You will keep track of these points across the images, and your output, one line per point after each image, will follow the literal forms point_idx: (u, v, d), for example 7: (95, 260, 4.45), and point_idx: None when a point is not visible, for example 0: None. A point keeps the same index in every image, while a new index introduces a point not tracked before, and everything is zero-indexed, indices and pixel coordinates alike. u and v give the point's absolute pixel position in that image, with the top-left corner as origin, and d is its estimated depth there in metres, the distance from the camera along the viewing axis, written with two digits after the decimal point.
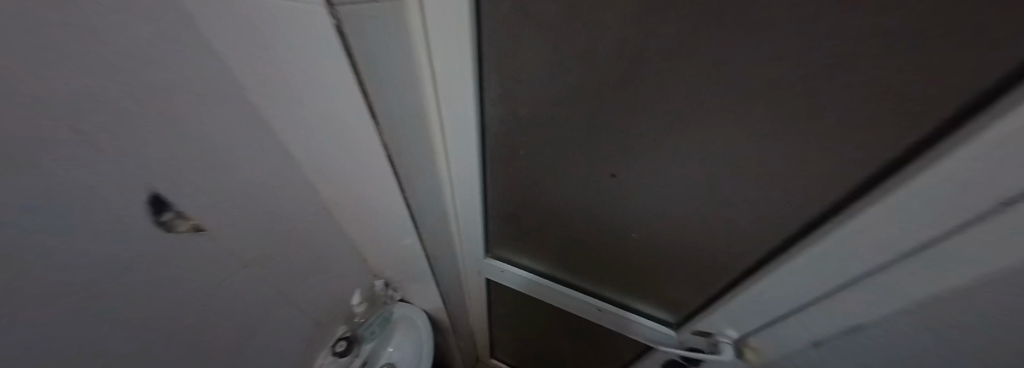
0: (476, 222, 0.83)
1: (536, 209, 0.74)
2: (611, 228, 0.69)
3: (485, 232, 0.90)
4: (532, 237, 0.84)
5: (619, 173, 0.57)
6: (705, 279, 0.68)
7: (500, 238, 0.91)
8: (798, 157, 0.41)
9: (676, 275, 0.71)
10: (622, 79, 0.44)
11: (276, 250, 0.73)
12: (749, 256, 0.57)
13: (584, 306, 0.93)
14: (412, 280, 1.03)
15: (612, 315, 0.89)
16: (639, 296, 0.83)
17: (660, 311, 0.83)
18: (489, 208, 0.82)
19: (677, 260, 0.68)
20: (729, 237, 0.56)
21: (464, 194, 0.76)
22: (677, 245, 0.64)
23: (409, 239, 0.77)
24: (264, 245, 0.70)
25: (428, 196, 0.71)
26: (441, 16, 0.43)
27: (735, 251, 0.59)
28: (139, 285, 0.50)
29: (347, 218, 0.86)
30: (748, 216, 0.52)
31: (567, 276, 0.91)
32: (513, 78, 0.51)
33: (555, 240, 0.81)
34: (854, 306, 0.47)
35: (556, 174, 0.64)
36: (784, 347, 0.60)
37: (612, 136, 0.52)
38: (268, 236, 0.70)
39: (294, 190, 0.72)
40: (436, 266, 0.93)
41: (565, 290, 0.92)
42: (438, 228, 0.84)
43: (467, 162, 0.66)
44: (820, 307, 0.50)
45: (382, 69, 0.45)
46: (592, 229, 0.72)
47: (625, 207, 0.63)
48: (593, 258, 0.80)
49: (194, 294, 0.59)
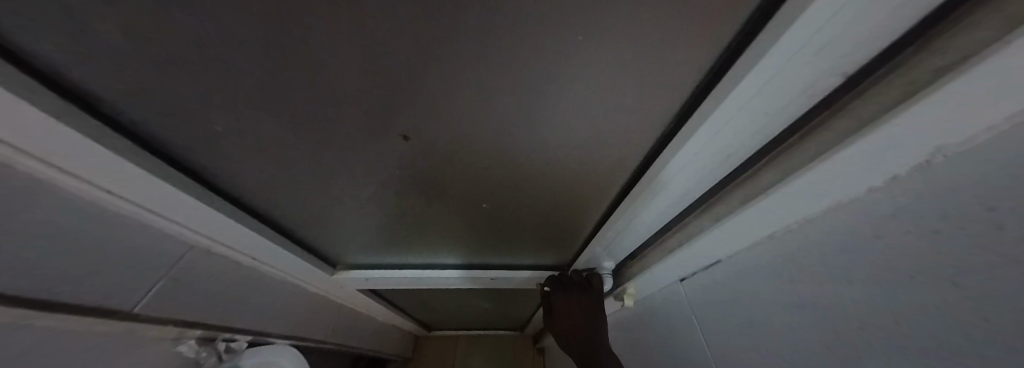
0: (265, 239, 0.56)
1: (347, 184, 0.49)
2: (462, 198, 0.54)
3: (312, 242, 0.65)
4: (378, 235, 0.64)
5: (410, 139, 0.40)
6: (570, 219, 0.62)
7: (341, 246, 0.68)
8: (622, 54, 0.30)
9: (547, 224, 0.64)
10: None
11: None
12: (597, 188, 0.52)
13: (473, 280, 0.82)
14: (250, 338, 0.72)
15: (504, 277, 0.82)
16: (521, 252, 0.76)
17: (546, 259, 0.79)
18: (287, 216, 0.55)
19: (544, 210, 0.59)
20: (571, 174, 0.49)
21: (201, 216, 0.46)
22: (538, 196, 0.55)
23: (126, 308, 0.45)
24: None
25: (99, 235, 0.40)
26: None
27: (589, 183, 0.51)
28: None
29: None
30: (583, 145, 0.43)
31: (441, 260, 0.76)
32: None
33: (407, 230, 0.63)
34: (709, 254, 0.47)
35: (349, 154, 0.43)
36: (655, 286, 0.63)
37: (390, 85, 0.33)
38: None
39: None
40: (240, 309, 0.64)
41: (444, 274, 0.78)
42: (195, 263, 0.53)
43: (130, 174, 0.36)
44: (681, 254, 0.49)
45: None
46: (444, 194, 0.53)
47: (460, 170, 0.47)
48: (459, 235, 0.66)
49: None
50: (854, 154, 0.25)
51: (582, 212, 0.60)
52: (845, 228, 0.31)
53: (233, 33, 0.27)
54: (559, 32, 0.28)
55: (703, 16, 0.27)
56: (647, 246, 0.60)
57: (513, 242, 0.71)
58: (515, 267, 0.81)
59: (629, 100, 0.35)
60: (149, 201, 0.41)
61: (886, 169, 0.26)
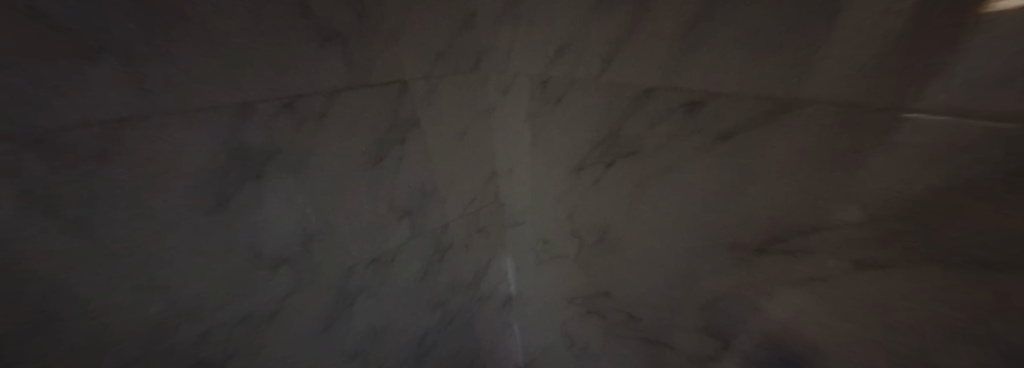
0: (396, 304, 0.79)
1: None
2: (475, 289, 0.98)
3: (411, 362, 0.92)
4: (445, 337, 0.98)
5: (436, 228, 0.76)
6: (484, 244, 0.91)
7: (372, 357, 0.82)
8: (378, 236, 0.67)
9: (486, 237, 0.90)
10: (348, 151, 0.55)
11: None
12: (474, 260, 0.91)
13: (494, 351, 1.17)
14: None
15: (499, 340, 1.18)
16: (478, 344, 1.11)
17: (486, 315, 1.08)
18: (387, 310, 0.78)
19: (471, 252, 0.89)
20: (460, 299, 0.95)
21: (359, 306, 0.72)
22: (466, 296, 0.97)
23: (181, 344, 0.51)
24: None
25: (293, 313, 0.61)
26: (348, 237, 0.62)
27: (486, 273, 0.98)
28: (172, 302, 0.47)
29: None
30: (488, 288, 1.02)
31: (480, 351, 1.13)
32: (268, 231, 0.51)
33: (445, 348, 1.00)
34: (478, 302, 1.02)
35: (414, 266, 0.77)
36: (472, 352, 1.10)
37: (427, 230, 0.74)
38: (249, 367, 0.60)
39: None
40: None
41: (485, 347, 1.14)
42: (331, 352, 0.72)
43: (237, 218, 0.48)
44: (489, 277, 0.99)
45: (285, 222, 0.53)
46: (469, 326, 1.04)
47: (412, 261, 0.76)
48: (474, 317, 1.04)
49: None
50: (437, 292, 0.87)
51: (483, 253, 0.92)
52: (445, 297, 0.90)
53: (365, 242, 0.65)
54: (394, 237, 0.69)
55: (411, 250, 0.74)
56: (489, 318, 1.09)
57: (483, 328, 1.10)
58: (477, 326, 1.07)
59: (397, 253, 0.72)
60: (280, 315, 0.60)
61: (469, 267, 0.91)
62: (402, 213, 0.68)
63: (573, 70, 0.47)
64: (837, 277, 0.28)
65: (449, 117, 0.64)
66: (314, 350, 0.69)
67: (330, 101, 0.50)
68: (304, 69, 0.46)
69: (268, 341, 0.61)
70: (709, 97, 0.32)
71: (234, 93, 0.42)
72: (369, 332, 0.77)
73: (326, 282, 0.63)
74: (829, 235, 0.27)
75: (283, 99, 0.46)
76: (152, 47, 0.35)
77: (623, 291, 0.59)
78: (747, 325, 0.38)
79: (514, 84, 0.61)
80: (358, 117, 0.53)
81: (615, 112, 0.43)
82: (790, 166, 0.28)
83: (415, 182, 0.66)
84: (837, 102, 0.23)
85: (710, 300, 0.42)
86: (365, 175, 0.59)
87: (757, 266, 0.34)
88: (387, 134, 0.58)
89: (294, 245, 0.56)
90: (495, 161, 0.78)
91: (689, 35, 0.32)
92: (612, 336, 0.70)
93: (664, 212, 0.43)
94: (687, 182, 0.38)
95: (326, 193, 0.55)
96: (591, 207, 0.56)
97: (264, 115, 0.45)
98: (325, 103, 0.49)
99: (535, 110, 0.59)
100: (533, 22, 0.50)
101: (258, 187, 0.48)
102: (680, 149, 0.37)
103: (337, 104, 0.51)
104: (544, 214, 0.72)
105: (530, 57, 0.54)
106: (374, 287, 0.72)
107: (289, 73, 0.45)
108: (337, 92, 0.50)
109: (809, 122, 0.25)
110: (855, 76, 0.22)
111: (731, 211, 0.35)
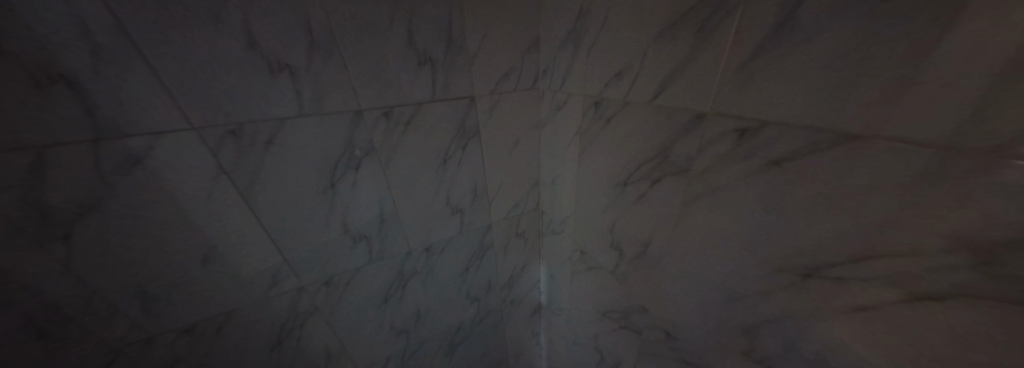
0: (443, 291, 0.88)
1: (275, 329, 0.68)
2: (510, 288, 1.03)
3: (445, 349, 1.00)
4: (479, 330, 1.04)
5: (486, 226, 0.83)
6: (524, 246, 0.96)
7: (415, 336, 0.91)
8: (439, 224, 0.75)
9: (525, 240, 0.95)
10: (425, 151, 0.64)
11: (337, 328, 0.76)
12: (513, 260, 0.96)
13: (520, 352, 1.22)
14: (357, 358, 0.84)
15: (526, 344, 1.22)
16: (508, 344, 1.15)
17: (518, 317, 1.13)
18: (435, 294, 0.87)
19: (512, 252, 0.95)
20: (497, 296, 1.01)
21: (413, 285, 0.81)
22: (503, 294, 1.02)
23: (284, 286, 0.64)
24: (326, 327, 0.74)
25: (364, 280, 0.73)
26: (416, 221, 0.72)
27: (522, 274, 1.03)
28: (286, 252, 0.61)
29: (326, 333, 0.75)
30: (521, 289, 1.07)
31: (507, 352, 1.17)
32: (354, 205, 0.62)
33: (479, 341, 1.06)
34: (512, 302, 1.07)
35: (462, 257, 0.85)
36: (500, 351, 1.15)
37: (477, 226, 0.82)
38: (322, 317, 0.72)
39: (255, 313, 0.64)
40: (311, 343, 0.75)
41: (514, 348, 1.19)
42: (383, 321, 0.82)
43: (338, 194, 0.60)
44: (524, 279, 1.04)
45: (369, 203, 0.64)
46: (501, 324, 1.09)
47: (461, 252, 0.84)
48: (506, 316, 1.08)
49: (281, 315, 0.67)
50: (479, 285, 0.94)
51: (521, 254, 0.98)
52: (484, 291, 0.97)
53: (428, 229, 0.74)
54: (451, 229, 0.78)
55: (462, 241, 0.82)
56: (520, 318, 1.14)
57: (515, 329, 1.14)
58: (508, 325, 1.12)
59: (451, 243, 0.80)
60: (352, 279, 0.71)
61: (509, 266, 0.97)
62: (460, 207, 0.76)
63: (628, 93, 0.50)
64: (885, 306, 0.29)
65: (506, 129, 0.71)
66: (371, 317, 0.80)
67: (420, 108, 0.59)
68: (403, 87, 0.56)
69: (341, 300, 0.73)
70: (765, 127, 0.34)
71: (351, 104, 0.53)
72: (416, 310, 0.87)
73: (388, 261, 0.73)
74: (878, 264, 0.29)
75: (381, 110, 0.56)
76: (312, 68, 0.48)
77: (660, 308, 0.60)
78: (804, 356, 0.38)
79: (567, 103, 0.65)
80: (435, 124, 0.63)
81: (667, 134, 0.45)
82: (844, 199, 0.29)
83: (473, 181, 0.74)
84: (895, 143, 0.25)
85: (754, 324, 0.43)
86: (436, 171, 0.68)
87: (805, 290, 0.35)
88: (458, 139, 0.66)
89: (371, 225, 0.67)
90: (541, 172, 0.84)
91: (744, 72, 0.34)
92: (645, 354, 0.70)
93: (707, 233, 0.45)
94: (734, 205, 0.40)
95: (403, 183, 0.66)
96: (632, 221, 0.59)
97: (369, 121, 0.56)
98: (413, 108, 0.59)
99: (585, 128, 0.63)
100: (595, 46, 0.53)
101: (358, 176, 0.60)
102: (729, 173, 0.39)
103: (421, 115, 0.60)
104: (583, 225, 0.75)
105: (587, 81, 0.58)
106: (428, 271, 0.81)
107: (390, 90, 0.55)
108: (423, 104, 0.59)
109: (867, 161, 0.27)
110: (906, 121, 0.24)
111: (781, 238, 0.36)
